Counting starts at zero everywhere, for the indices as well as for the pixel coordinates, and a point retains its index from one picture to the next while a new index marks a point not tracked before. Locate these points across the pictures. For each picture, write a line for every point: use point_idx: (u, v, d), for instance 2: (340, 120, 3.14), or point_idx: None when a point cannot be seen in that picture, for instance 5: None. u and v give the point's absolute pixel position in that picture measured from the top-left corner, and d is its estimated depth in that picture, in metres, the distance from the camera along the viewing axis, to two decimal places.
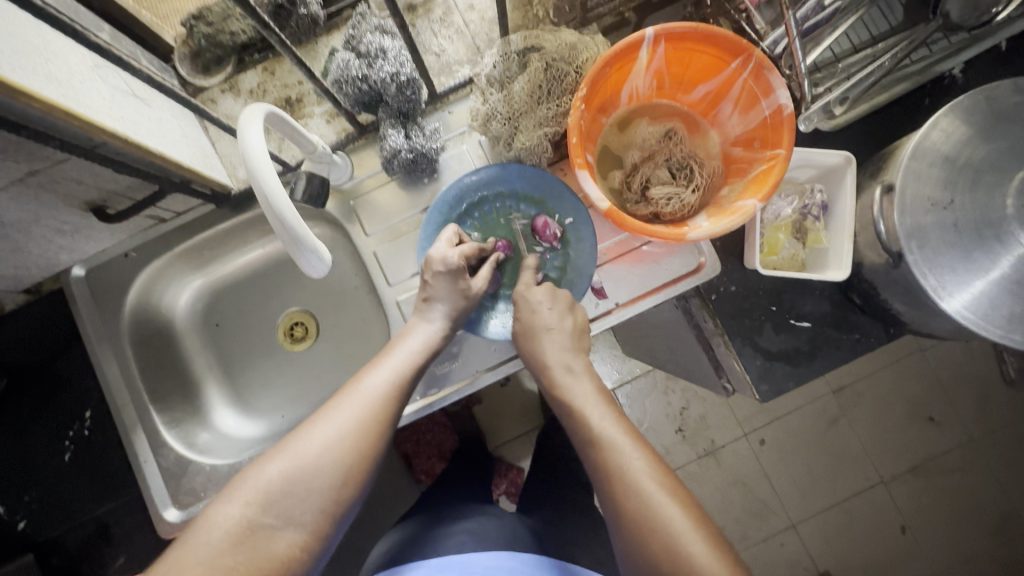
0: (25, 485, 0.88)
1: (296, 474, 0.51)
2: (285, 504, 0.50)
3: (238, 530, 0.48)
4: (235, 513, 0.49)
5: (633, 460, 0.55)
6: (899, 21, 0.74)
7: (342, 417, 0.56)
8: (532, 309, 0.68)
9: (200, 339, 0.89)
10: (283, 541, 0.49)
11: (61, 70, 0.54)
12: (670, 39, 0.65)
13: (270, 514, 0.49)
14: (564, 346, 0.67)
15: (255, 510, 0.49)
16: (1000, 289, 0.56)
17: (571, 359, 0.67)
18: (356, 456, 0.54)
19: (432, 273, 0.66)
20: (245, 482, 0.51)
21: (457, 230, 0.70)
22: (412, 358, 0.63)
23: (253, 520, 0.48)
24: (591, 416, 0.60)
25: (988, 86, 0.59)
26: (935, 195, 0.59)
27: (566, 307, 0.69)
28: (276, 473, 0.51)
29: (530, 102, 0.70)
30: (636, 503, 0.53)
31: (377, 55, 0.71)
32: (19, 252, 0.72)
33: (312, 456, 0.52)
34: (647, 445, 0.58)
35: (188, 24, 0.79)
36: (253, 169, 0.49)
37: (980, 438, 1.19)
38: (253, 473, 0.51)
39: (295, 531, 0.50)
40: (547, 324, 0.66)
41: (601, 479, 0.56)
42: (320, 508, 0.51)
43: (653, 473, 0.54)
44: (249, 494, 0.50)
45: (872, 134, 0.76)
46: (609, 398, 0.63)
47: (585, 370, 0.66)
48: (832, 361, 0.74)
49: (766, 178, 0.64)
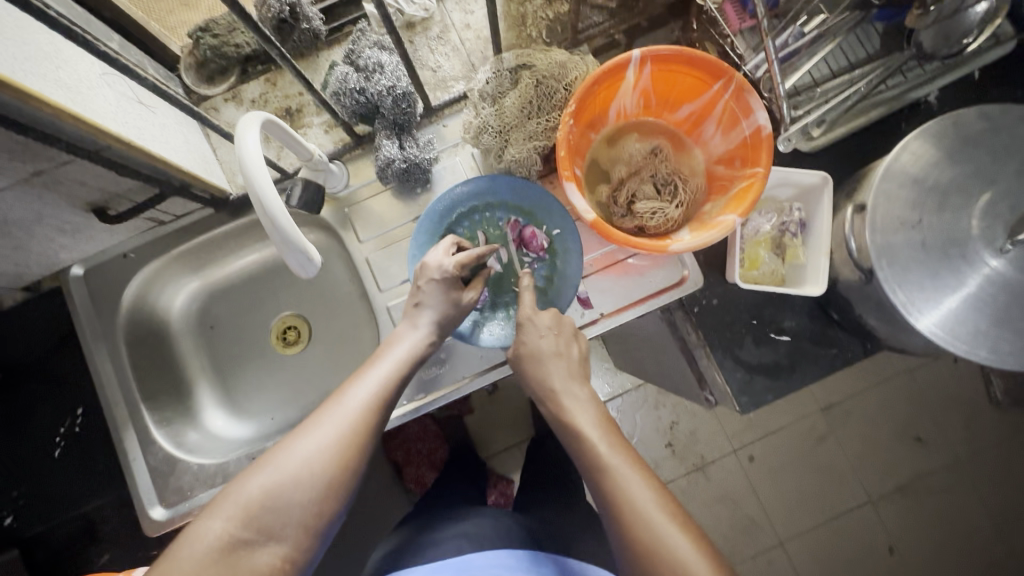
0: (13, 481, 0.88)
1: (275, 490, 0.52)
2: (265, 519, 0.51)
3: (220, 545, 0.49)
4: (218, 528, 0.49)
5: (641, 495, 0.53)
6: (876, 49, 0.77)
7: (324, 431, 0.56)
8: (538, 335, 0.67)
9: (193, 340, 0.90)
10: (265, 554, 0.50)
11: (71, 76, 0.57)
12: (656, 61, 0.68)
13: (249, 529, 0.50)
14: (566, 372, 0.65)
15: (236, 525, 0.50)
16: (967, 306, 0.58)
17: (574, 385, 0.64)
18: (337, 471, 0.55)
19: (426, 279, 0.68)
20: (228, 498, 0.51)
21: (455, 239, 0.72)
22: (398, 367, 0.64)
23: (234, 535, 0.49)
24: (598, 445, 0.57)
25: (955, 113, 0.62)
26: (904, 214, 0.61)
27: (570, 335, 0.69)
28: (257, 488, 0.51)
29: (520, 116, 0.73)
30: (646, 539, 0.51)
31: (374, 69, 0.74)
32: (20, 250, 0.74)
33: (292, 471, 0.53)
34: (656, 479, 0.55)
35: (194, 35, 0.82)
36: (248, 172, 0.51)
37: (967, 459, 1.20)
38: (235, 488, 0.52)
39: (278, 544, 0.51)
40: (549, 349, 0.66)
41: (609, 513, 0.54)
42: (302, 521, 0.52)
43: (663, 506, 0.53)
44: (230, 510, 0.50)
45: (847, 155, 0.79)
46: (613, 425, 0.61)
47: (589, 396, 0.63)
48: (810, 374, 0.76)
49: (745, 195, 0.66)
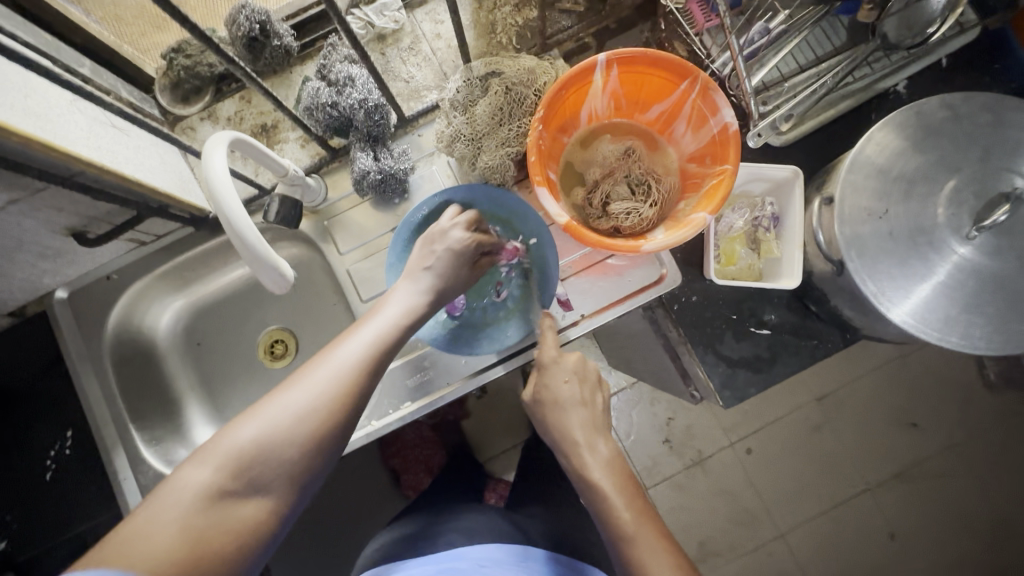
0: (8, 506, 0.89)
1: (265, 443, 0.51)
2: (252, 470, 0.50)
3: (208, 493, 0.48)
4: (205, 478, 0.49)
5: (663, 571, 0.53)
6: (842, 42, 0.77)
7: (315, 384, 0.54)
8: (563, 380, 0.68)
9: (181, 358, 0.91)
10: (251, 506, 0.49)
11: (40, 104, 0.58)
12: (622, 64, 0.69)
13: (238, 480, 0.49)
14: (590, 424, 0.66)
15: (223, 476, 0.49)
16: (936, 293, 0.59)
17: (597, 440, 0.65)
18: (326, 426, 0.53)
19: (435, 246, 0.67)
20: (216, 447, 0.50)
21: (474, 216, 0.71)
22: (394, 327, 0.61)
23: (221, 487, 0.49)
24: (623, 512, 0.58)
25: (918, 102, 0.63)
26: (871, 205, 0.62)
27: (595, 384, 0.70)
28: (246, 440, 0.50)
29: (491, 123, 0.74)
30: None
31: (345, 83, 0.75)
32: (2, 278, 0.74)
33: (281, 425, 0.52)
34: (672, 544, 0.56)
35: (168, 57, 0.82)
36: (215, 191, 0.52)
37: (964, 442, 1.21)
38: (225, 438, 0.51)
39: (264, 495, 0.50)
40: (573, 400, 0.67)
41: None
42: (289, 475, 0.51)
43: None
44: (219, 459, 0.49)
45: (819, 148, 0.80)
46: (631, 481, 0.62)
47: (608, 447, 0.64)
48: (792, 366, 0.76)
49: (716, 193, 0.66)
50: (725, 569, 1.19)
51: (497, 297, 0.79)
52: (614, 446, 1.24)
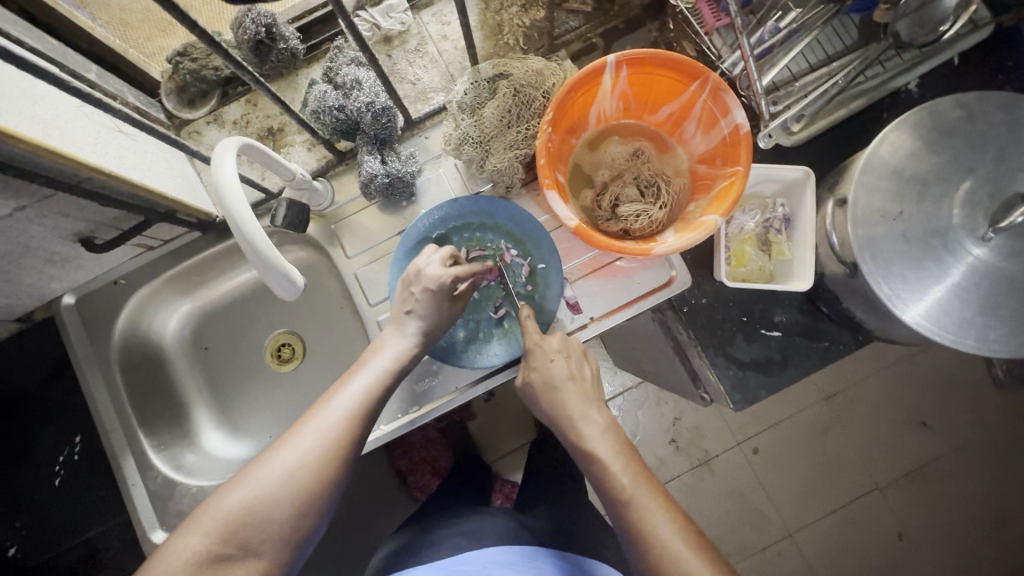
0: (17, 510, 0.89)
1: (255, 506, 0.52)
2: (243, 534, 0.51)
3: (199, 560, 0.49)
4: (196, 544, 0.50)
5: (665, 529, 0.54)
6: (853, 41, 0.76)
7: (306, 441, 0.56)
8: (548, 359, 0.68)
9: (189, 363, 0.91)
10: (242, 569, 0.50)
11: (47, 111, 0.57)
12: (631, 65, 0.68)
13: (229, 545, 0.50)
14: (582, 396, 0.65)
15: (214, 541, 0.50)
16: (951, 295, 0.58)
17: (591, 411, 0.64)
18: (317, 481, 0.55)
19: (420, 286, 0.68)
20: (205, 513, 0.51)
21: (451, 251, 0.71)
22: (383, 377, 0.64)
23: (213, 551, 0.50)
24: (622, 477, 0.58)
25: (932, 102, 0.62)
26: (885, 206, 0.61)
27: (580, 355, 0.70)
28: (236, 504, 0.52)
29: (499, 126, 0.73)
30: None
31: (352, 86, 0.74)
32: (10, 283, 0.74)
33: (272, 486, 0.53)
34: (677, 511, 0.56)
35: (174, 61, 0.81)
36: (224, 198, 0.52)
37: (974, 442, 1.20)
38: (214, 504, 0.52)
39: (256, 558, 0.51)
40: (563, 376, 0.66)
41: (634, 544, 0.55)
42: (280, 536, 0.52)
43: (687, 539, 0.53)
44: (208, 525, 0.50)
45: (830, 148, 0.79)
46: (632, 451, 0.61)
47: (605, 420, 0.63)
48: (803, 368, 0.76)
49: (727, 195, 0.66)
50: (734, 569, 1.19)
51: (494, 314, 0.78)
52: None
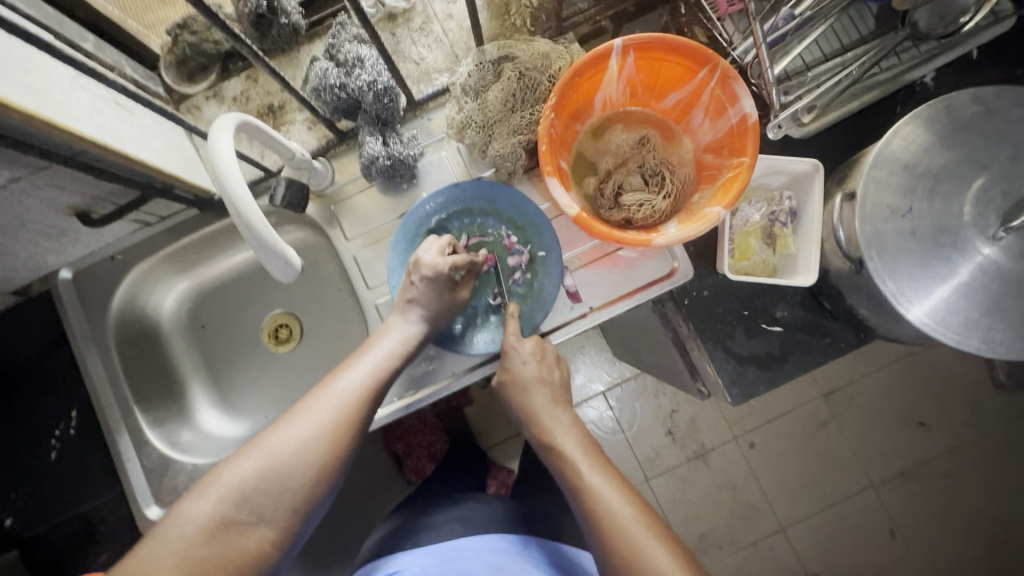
0: (14, 482, 0.90)
1: (268, 475, 0.52)
2: (257, 501, 0.51)
3: (211, 525, 0.49)
4: (207, 509, 0.49)
5: (621, 510, 0.54)
6: (870, 30, 0.75)
7: (317, 415, 0.57)
8: (522, 361, 0.69)
9: (186, 340, 0.90)
10: (254, 536, 0.50)
11: (42, 80, 0.56)
12: (638, 49, 0.66)
13: (242, 510, 0.50)
14: (549, 398, 0.67)
15: (227, 506, 0.50)
16: (958, 294, 0.57)
17: (556, 411, 0.66)
18: (328, 455, 0.55)
19: (419, 276, 0.68)
20: (218, 479, 0.51)
21: (451, 239, 0.72)
22: (391, 359, 0.65)
23: (226, 516, 0.49)
24: (579, 463, 0.59)
25: (948, 96, 0.60)
26: (894, 202, 0.60)
27: (553, 361, 0.71)
28: (249, 471, 0.52)
29: (503, 110, 0.72)
30: (629, 555, 0.51)
31: (354, 64, 0.73)
32: (7, 256, 0.74)
33: (284, 455, 0.53)
34: (635, 494, 0.57)
35: (173, 32, 0.80)
36: (220, 175, 0.51)
37: (970, 442, 1.19)
38: (225, 470, 0.52)
39: (267, 526, 0.51)
40: (532, 379, 0.68)
41: (589, 523, 0.55)
42: (291, 506, 0.52)
43: (640, 518, 0.54)
44: (221, 491, 0.50)
45: (840, 141, 0.77)
46: (593, 446, 0.63)
47: (570, 420, 0.65)
48: (803, 365, 0.75)
49: (732, 185, 0.64)
50: (725, 561, 1.19)
51: (493, 301, 0.78)
52: (616, 437, 1.24)
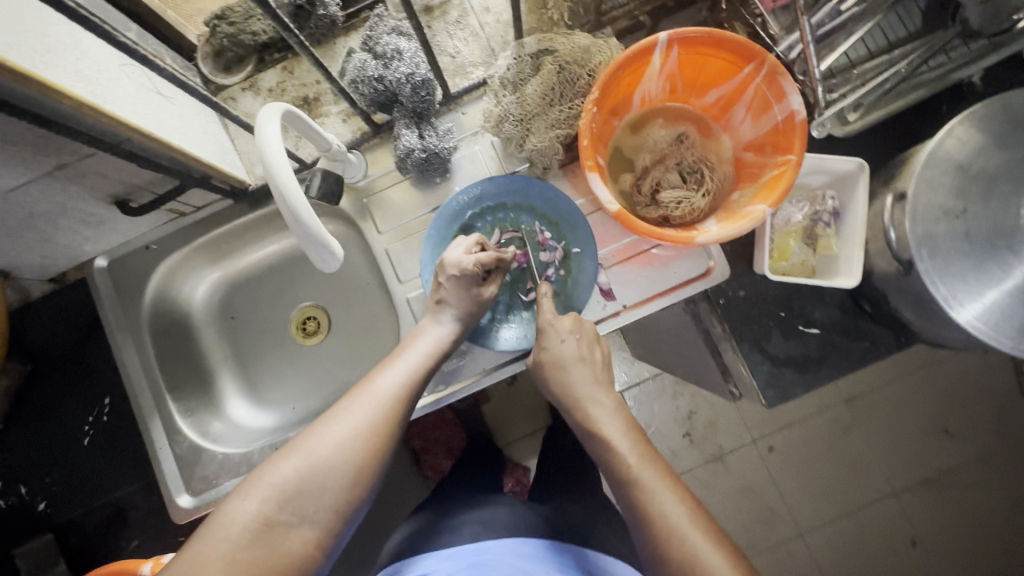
0: (45, 467, 0.91)
1: (309, 475, 0.52)
2: (299, 502, 0.51)
3: (255, 526, 0.48)
4: (251, 510, 0.49)
5: (671, 507, 0.54)
6: (917, 27, 0.72)
7: (356, 415, 0.57)
8: (559, 340, 0.68)
9: (216, 331, 0.91)
10: (297, 537, 0.50)
11: (91, 68, 0.56)
12: (683, 44, 0.65)
13: (285, 511, 0.50)
14: (592, 379, 0.66)
15: (271, 507, 0.50)
16: (1012, 300, 0.55)
17: (599, 393, 0.65)
18: (367, 455, 0.55)
19: (446, 277, 0.67)
20: (260, 480, 0.51)
21: (479, 238, 0.71)
22: (425, 359, 0.65)
23: (269, 516, 0.49)
24: (626, 455, 0.58)
25: (1005, 95, 0.59)
26: (947, 203, 0.58)
27: (592, 339, 0.70)
28: (291, 471, 0.51)
29: (542, 104, 0.71)
30: (680, 554, 0.51)
31: (392, 56, 0.73)
32: (46, 242, 0.75)
33: (325, 456, 0.53)
34: (683, 487, 0.56)
35: (211, 23, 0.81)
36: (268, 165, 0.51)
37: (997, 452, 1.17)
38: (268, 471, 0.52)
39: (310, 527, 0.51)
40: (572, 358, 0.67)
41: (638, 522, 0.55)
42: (333, 507, 0.52)
43: (691, 515, 0.53)
44: (265, 491, 0.50)
45: (883, 141, 0.76)
46: (638, 431, 0.62)
47: (615, 404, 0.64)
48: (840, 368, 0.74)
49: (776, 184, 0.63)
50: None
51: (525, 297, 0.77)
52: None
